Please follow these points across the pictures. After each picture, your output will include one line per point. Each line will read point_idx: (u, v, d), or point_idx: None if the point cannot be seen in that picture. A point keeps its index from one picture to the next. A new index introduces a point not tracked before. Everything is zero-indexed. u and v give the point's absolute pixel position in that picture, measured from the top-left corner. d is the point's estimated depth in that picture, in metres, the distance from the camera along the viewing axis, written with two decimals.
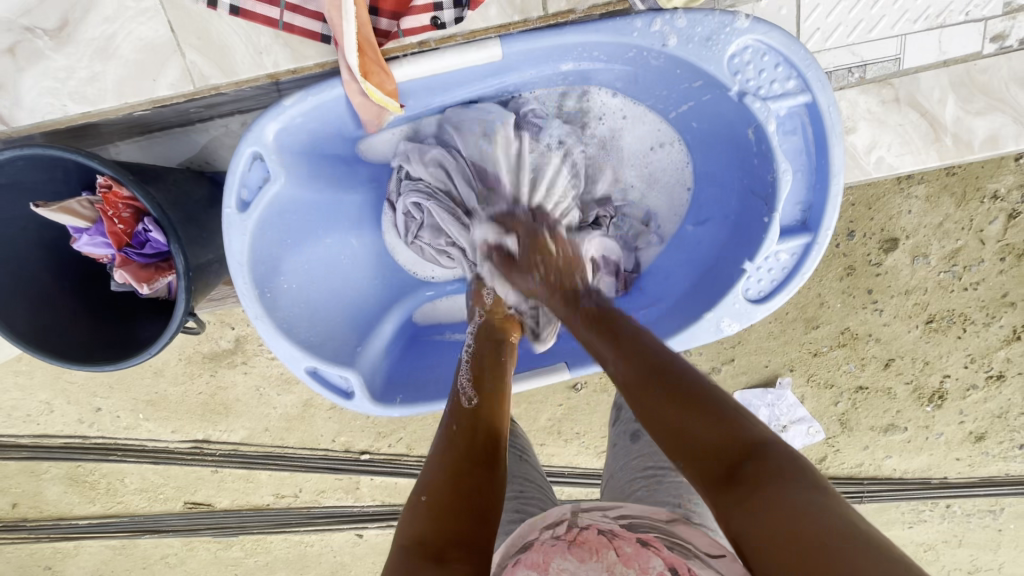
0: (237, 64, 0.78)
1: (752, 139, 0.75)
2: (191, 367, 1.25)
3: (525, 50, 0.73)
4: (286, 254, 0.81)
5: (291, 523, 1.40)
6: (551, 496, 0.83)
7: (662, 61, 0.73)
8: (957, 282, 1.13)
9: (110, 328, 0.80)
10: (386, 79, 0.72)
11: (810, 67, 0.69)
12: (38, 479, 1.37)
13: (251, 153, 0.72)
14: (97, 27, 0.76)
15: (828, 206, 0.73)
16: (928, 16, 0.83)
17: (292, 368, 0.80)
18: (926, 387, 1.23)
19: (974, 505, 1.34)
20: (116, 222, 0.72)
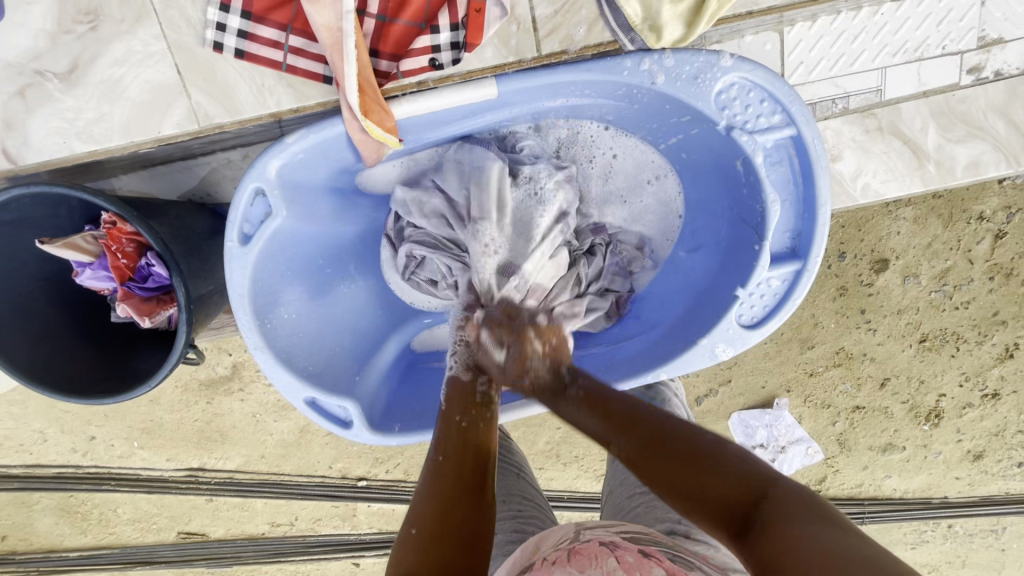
0: (241, 103, 0.80)
1: (741, 171, 0.77)
2: (188, 395, 1.25)
3: (520, 88, 0.75)
4: (287, 285, 0.82)
5: (286, 552, 1.38)
6: (549, 514, 0.82)
7: (651, 97, 0.76)
8: (948, 302, 1.15)
9: (110, 359, 0.81)
10: (386, 116, 0.74)
11: (793, 102, 0.71)
12: (29, 510, 1.35)
13: (253, 188, 0.74)
14: (106, 70, 0.78)
15: (817, 234, 0.75)
16: (907, 50, 0.86)
17: (291, 399, 0.80)
18: (922, 405, 1.23)
19: (975, 524, 1.34)
20: (120, 257, 0.73)
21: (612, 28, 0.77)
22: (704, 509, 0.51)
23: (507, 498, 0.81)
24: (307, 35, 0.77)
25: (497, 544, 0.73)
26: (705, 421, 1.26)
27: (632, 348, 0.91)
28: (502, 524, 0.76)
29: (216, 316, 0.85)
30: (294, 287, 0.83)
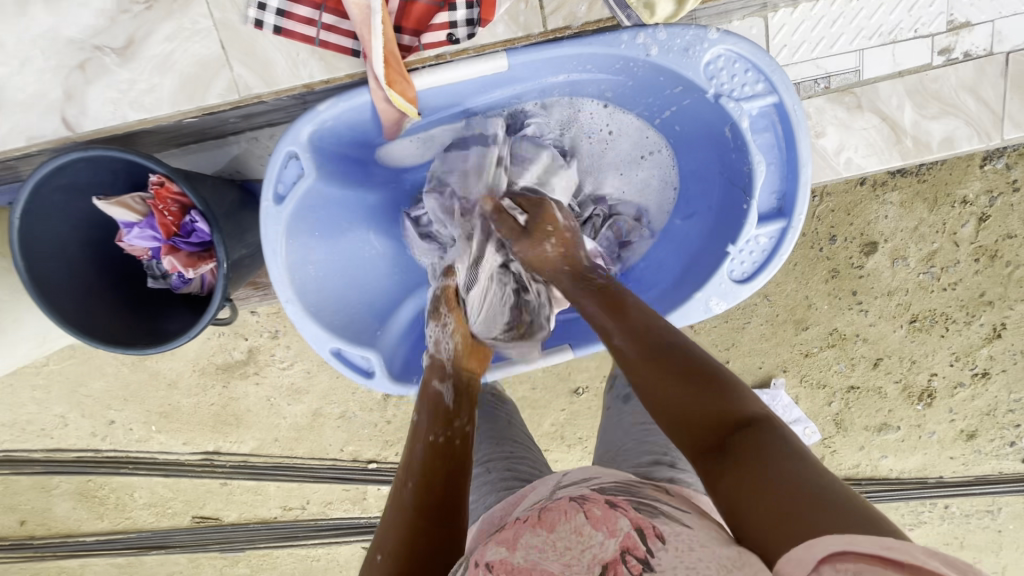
0: (278, 75, 0.86)
1: (729, 136, 0.83)
2: (204, 379, 1.29)
3: (528, 61, 0.81)
4: (314, 245, 0.87)
5: (297, 536, 1.42)
6: (540, 455, 0.85)
7: (646, 69, 0.81)
8: (936, 283, 1.19)
9: (141, 319, 0.85)
10: (408, 87, 0.79)
11: (774, 71, 0.77)
12: (48, 495, 1.38)
13: (287, 152, 0.79)
14: (159, 45, 0.84)
15: (801, 193, 0.80)
16: (881, 34, 0.93)
17: (318, 349, 0.85)
18: (914, 385, 1.28)
19: (971, 505, 1.37)
20: (166, 215, 0.78)
21: (611, 6, 0.82)
22: (688, 424, 0.56)
23: (499, 441, 0.83)
24: (339, 13, 0.83)
25: (490, 482, 0.75)
26: None
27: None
28: (495, 464, 0.78)
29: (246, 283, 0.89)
30: (319, 249, 0.88)
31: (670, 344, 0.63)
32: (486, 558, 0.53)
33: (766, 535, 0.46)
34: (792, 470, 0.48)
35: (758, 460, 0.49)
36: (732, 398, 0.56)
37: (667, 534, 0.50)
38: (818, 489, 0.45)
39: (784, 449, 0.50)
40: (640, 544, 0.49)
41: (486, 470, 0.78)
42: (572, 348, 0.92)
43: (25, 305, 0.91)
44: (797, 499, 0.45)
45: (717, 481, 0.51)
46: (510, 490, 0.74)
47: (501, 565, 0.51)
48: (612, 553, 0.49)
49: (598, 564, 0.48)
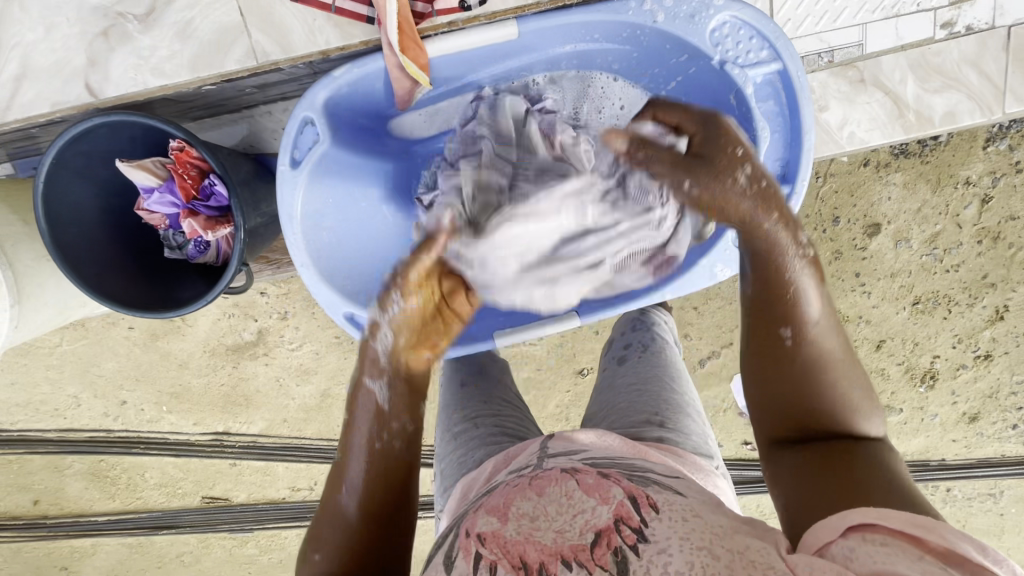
0: (295, 41, 0.86)
1: (734, 104, 0.84)
2: (215, 359, 1.31)
3: (538, 29, 0.82)
4: (328, 211, 0.88)
5: (305, 517, 1.45)
6: (527, 412, 0.87)
7: (653, 36, 0.83)
8: (939, 264, 1.20)
9: (159, 286, 0.86)
10: (420, 53, 0.81)
11: (779, 38, 0.78)
12: (61, 474, 1.41)
13: (303, 117, 0.80)
14: (180, 13, 0.85)
15: (803, 162, 0.82)
16: (884, 8, 0.94)
17: (332, 314, 0.85)
18: (917, 367, 1.28)
19: (973, 488, 1.38)
20: (186, 179, 0.80)
21: None
22: (789, 415, 0.60)
23: (489, 400, 0.85)
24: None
25: (480, 437, 0.77)
26: (708, 383, 1.31)
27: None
28: (484, 421, 0.80)
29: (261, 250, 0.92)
30: (334, 217, 0.89)
31: (827, 350, 0.59)
32: (478, 529, 0.53)
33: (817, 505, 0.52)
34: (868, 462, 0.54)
35: (849, 463, 0.54)
36: (853, 415, 0.59)
37: (660, 504, 0.52)
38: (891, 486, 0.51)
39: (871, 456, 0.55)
40: (634, 514, 0.50)
41: (474, 426, 0.80)
42: (579, 315, 0.92)
43: (50, 273, 0.94)
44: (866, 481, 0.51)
45: (787, 457, 0.59)
46: (497, 445, 0.76)
47: (494, 538, 0.51)
48: (605, 521, 0.50)
49: (590, 532, 0.49)
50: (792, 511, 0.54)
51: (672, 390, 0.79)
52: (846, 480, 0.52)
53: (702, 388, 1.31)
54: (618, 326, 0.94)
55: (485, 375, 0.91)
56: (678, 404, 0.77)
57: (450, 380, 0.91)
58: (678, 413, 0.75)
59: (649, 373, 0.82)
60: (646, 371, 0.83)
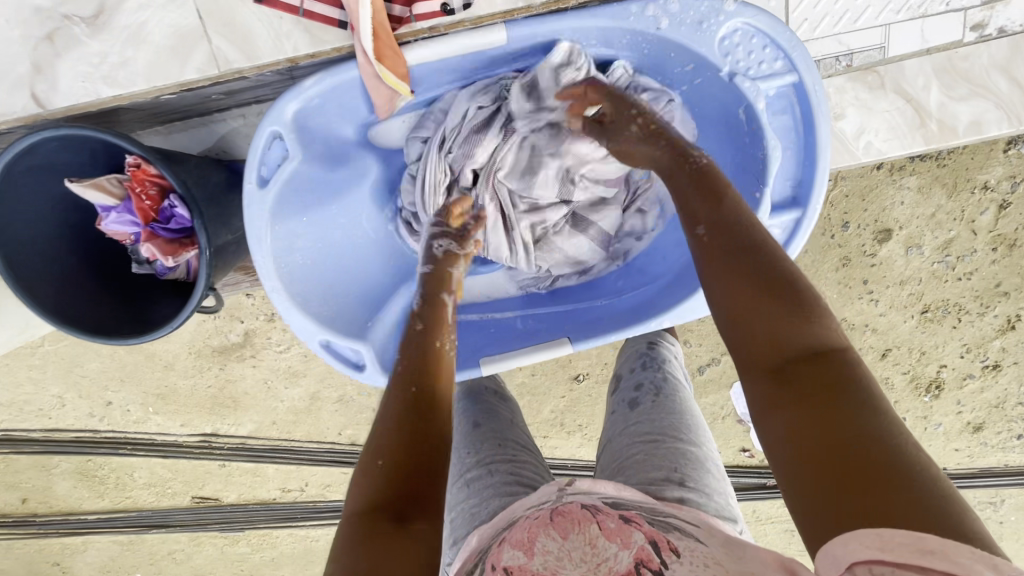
0: (260, 48, 0.80)
1: (743, 119, 0.78)
2: (201, 361, 1.27)
3: (530, 34, 0.77)
4: (300, 231, 0.83)
5: (296, 517, 1.43)
6: (540, 458, 0.80)
7: (655, 43, 0.77)
8: (951, 272, 1.16)
9: (128, 305, 0.83)
10: (399, 62, 0.75)
11: (796, 49, 0.72)
12: (48, 473, 1.39)
13: (271, 132, 0.75)
14: (131, 15, 0.78)
15: (816, 182, 0.77)
16: (911, 7, 0.86)
17: (307, 341, 0.84)
18: (923, 377, 1.25)
19: (972, 496, 1.36)
20: (143, 199, 0.75)
21: None
22: (766, 341, 0.55)
23: (503, 443, 0.78)
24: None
25: (494, 484, 0.71)
26: (706, 391, 1.27)
27: (631, 300, 0.92)
28: (498, 467, 0.73)
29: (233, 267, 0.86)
30: (309, 234, 0.85)
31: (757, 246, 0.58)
32: (504, 563, 0.52)
33: (826, 517, 0.45)
34: (872, 422, 0.47)
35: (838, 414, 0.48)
36: (814, 329, 0.53)
37: (680, 548, 0.51)
38: (890, 453, 0.45)
39: (871, 405, 0.48)
40: (654, 556, 0.50)
41: (488, 473, 0.73)
42: (571, 341, 0.89)
43: None
44: (871, 464, 0.45)
45: (774, 405, 0.52)
46: (513, 496, 0.69)
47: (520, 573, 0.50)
48: (626, 565, 0.49)
49: None
50: (795, 499, 0.48)
51: (692, 442, 0.73)
52: (850, 474, 0.45)
53: (700, 395, 1.28)
54: (627, 361, 0.89)
55: (496, 413, 0.85)
56: (699, 458, 0.71)
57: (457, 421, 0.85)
58: (699, 470, 0.69)
59: (665, 420, 0.76)
60: (662, 416, 0.77)
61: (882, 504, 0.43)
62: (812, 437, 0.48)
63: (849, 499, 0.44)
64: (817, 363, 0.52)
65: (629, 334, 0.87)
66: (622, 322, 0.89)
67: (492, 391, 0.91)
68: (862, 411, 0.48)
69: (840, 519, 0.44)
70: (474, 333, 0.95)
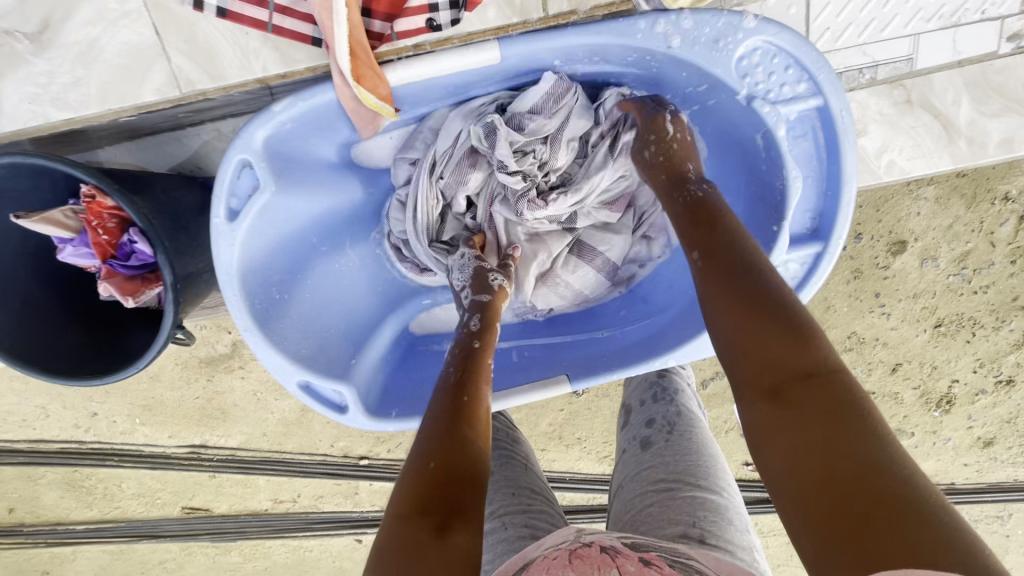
0: (226, 69, 0.77)
1: (760, 145, 0.74)
2: (189, 372, 1.23)
3: (524, 52, 0.71)
4: (276, 264, 0.78)
5: (289, 528, 1.40)
6: (558, 509, 0.76)
7: (666, 62, 0.72)
8: (967, 286, 1.11)
9: (100, 336, 0.80)
10: (380, 83, 0.70)
11: (821, 69, 0.67)
12: (34, 484, 1.36)
13: (239, 160, 0.71)
14: (80, 30, 0.75)
15: (840, 217, 0.72)
16: (941, 16, 0.81)
17: (284, 383, 0.78)
18: (933, 392, 1.21)
19: (980, 510, 1.33)
20: (101, 233, 0.70)
21: None
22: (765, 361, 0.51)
23: (515, 491, 0.74)
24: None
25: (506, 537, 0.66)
26: (710, 405, 1.23)
27: (635, 334, 0.88)
28: (511, 518, 0.69)
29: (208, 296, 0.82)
30: (286, 266, 0.80)
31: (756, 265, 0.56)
32: None
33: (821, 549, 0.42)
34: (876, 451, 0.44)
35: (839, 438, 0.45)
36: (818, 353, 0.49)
37: None
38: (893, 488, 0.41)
39: (875, 431, 0.45)
40: None
41: (502, 526, 0.68)
42: (569, 380, 0.83)
43: None
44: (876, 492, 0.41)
45: (774, 427, 0.48)
46: None
47: None
48: None
49: None
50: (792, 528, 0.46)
51: (711, 489, 0.73)
52: (848, 505, 0.42)
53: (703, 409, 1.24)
54: (636, 393, 0.92)
55: (509, 459, 0.81)
56: (721, 509, 0.70)
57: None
58: (720, 524, 0.68)
59: (680, 464, 0.76)
60: (675, 458, 0.77)
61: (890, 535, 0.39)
62: (807, 464, 0.45)
63: (854, 530, 0.41)
64: (817, 386, 0.48)
65: (633, 373, 0.82)
66: (622, 361, 0.83)
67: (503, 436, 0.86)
68: (863, 435, 0.44)
69: (833, 547, 0.41)
70: None
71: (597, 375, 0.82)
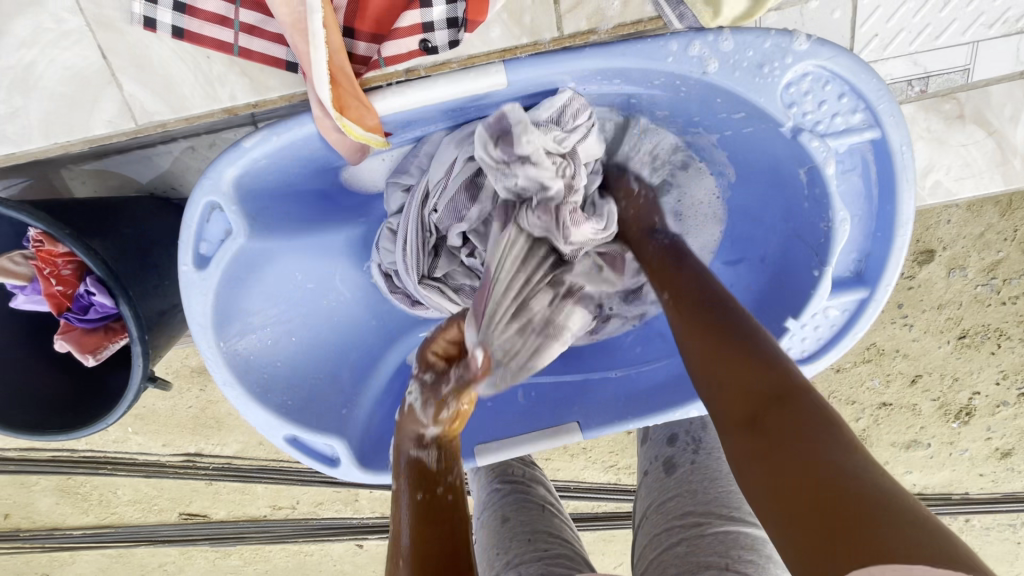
0: (187, 98, 0.74)
1: (803, 180, 0.70)
2: (180, 381, 1.19)
3: (533, 76, 0.64)
4: (259, 309, 0.76)
5: (288, 534, 1.38)
6: (576, 547, 0.72)
7: (700, 89, 0.66)
8: (995, 296, 1.05)
9: (82, 372, 0.77)
10: (367, 113, 0.63)
11: (883, 99, 0.62)
12: (28, 490, 1.33)
13: (207, 203, 0.66)
14: (12, 56, 0.71)
15: (888, 263, 0.70)
16: (1006, 21, 0.78)
17: (271, 437, 0.77)
18: (953, 403, 1.16)
19: (993, 519, 1.29)
20: (53, 283, 0.67)
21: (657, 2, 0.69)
22: (727, 395, 0.48)
23: (533, 537, 0.72)
24: (261, 10, 0.69)
25: None
26: None
27: (652, 375, 0.85)
28: (527, 565, 0.66)
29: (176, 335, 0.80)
30: (273, 310, 0.78)
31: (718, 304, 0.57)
32: None
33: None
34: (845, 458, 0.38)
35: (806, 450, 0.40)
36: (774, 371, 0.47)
37: None
38: (873, 491, 0.36)
39: (845, 440, 0.40)
40: None
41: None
42: (580, 428, 0.83)
43: None
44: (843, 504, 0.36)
45: (744, 457, 0.43)
46: None
47: None
48: None
49: None
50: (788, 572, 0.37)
51: (745, 521, 0.65)
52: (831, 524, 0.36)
53: None
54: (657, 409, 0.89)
55: (526, 501, 0.80)
56: (758, 546, 0.61)
57: (489, 514, 0.80)
58: (757, 563, 0.58)
59: (709, 492, 0.71)
60: (703, 484, 0.73)
61: (866, 553, 0.33)
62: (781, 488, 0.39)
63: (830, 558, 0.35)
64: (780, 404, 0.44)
65: (650, 423, 0.81)
66: (637, 408, 0.82)
67: (520, 474, 0.86)
68: (832, 447, 0.39)
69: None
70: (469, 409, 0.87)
71: (608, 424, 0.82)
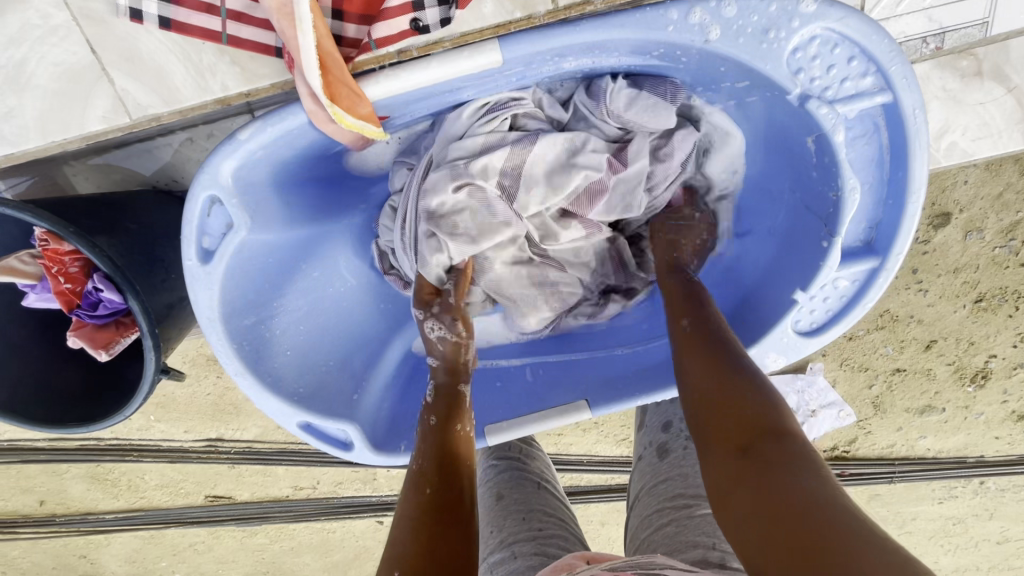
0: (179, 90, 0.73)
1: (811, 148, 0.69)
2: (197, 369, 1.21)
3: (529, 53, 0.63)
4: (269, 300, 0.77)
5: (311, 512, 1.42)
6: (571, 527, 0.74)
7: (702, 58, 0.64)
8: (1013, 258, 1.02)
9: (97, 368, 0.79)
10: (358, 100, 0.63)
11: (895, 60, 0.60)
12: (61, 477, 1.38)
13: (206, 197, 0.66)
14: (7, 53, 0.71)
15: (899, 231, 0.68)
16: None
17: (283, 422, 0.78)
18: (969, 367, 1.15)
19: (1009, 481, 1.28)
20: (61, 280, 0.69)
21: None
22: (716, 422, 0.52)
23: (527, 516, 0.73)
24: None
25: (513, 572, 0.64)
26: None
27: (661, 351, 0.84)
28: (522, 548, 0.67)
29: (185, 327, 0.81)
30: (280, 299, 0.79)
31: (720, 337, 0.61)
32: None
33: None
34: (811, 483, 0.43)
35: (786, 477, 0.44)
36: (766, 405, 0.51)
37: None
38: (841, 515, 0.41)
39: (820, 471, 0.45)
40: None
41: (512, 557, 0.67)
42: (590, 406, 0.82)
43: None
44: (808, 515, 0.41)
45: (733, 477, 0.47)
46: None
47: None
48: None
49: None
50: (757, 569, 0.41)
51: None
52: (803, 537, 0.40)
53: None
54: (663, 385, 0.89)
55: (522, 478, 0.81)
56: None
57: (485, 491, 0.81)
58: None
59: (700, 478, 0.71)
60: (695, 469, 0.73)
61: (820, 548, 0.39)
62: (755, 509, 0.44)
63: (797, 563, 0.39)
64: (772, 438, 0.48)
65: (658, 399, 0.80)
66: (646, 384, 0.82)
67: (517, 451, 0.87)
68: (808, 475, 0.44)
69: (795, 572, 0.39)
70: (480, 392, 0.88)
71: (619, 400, 0.81)
